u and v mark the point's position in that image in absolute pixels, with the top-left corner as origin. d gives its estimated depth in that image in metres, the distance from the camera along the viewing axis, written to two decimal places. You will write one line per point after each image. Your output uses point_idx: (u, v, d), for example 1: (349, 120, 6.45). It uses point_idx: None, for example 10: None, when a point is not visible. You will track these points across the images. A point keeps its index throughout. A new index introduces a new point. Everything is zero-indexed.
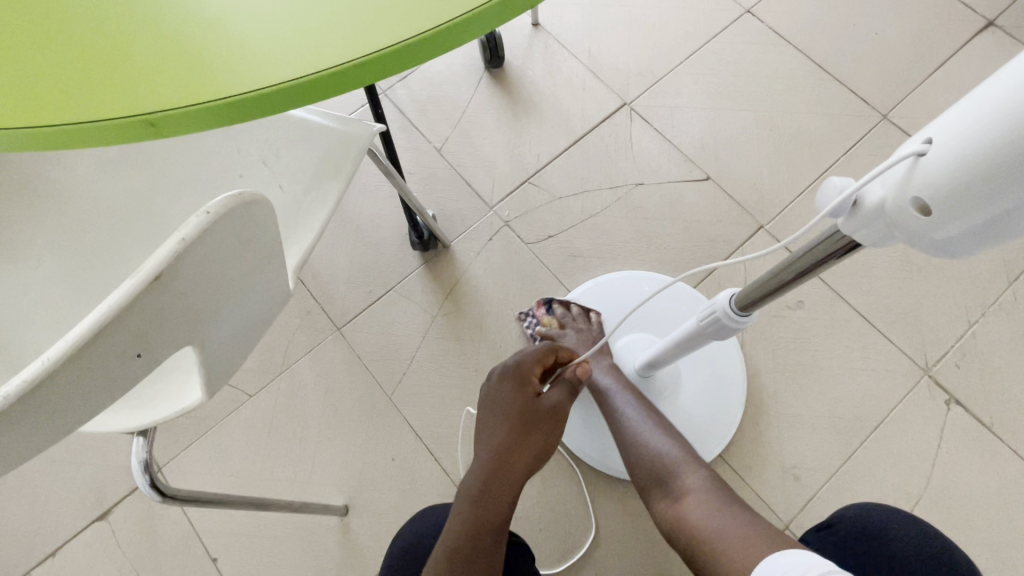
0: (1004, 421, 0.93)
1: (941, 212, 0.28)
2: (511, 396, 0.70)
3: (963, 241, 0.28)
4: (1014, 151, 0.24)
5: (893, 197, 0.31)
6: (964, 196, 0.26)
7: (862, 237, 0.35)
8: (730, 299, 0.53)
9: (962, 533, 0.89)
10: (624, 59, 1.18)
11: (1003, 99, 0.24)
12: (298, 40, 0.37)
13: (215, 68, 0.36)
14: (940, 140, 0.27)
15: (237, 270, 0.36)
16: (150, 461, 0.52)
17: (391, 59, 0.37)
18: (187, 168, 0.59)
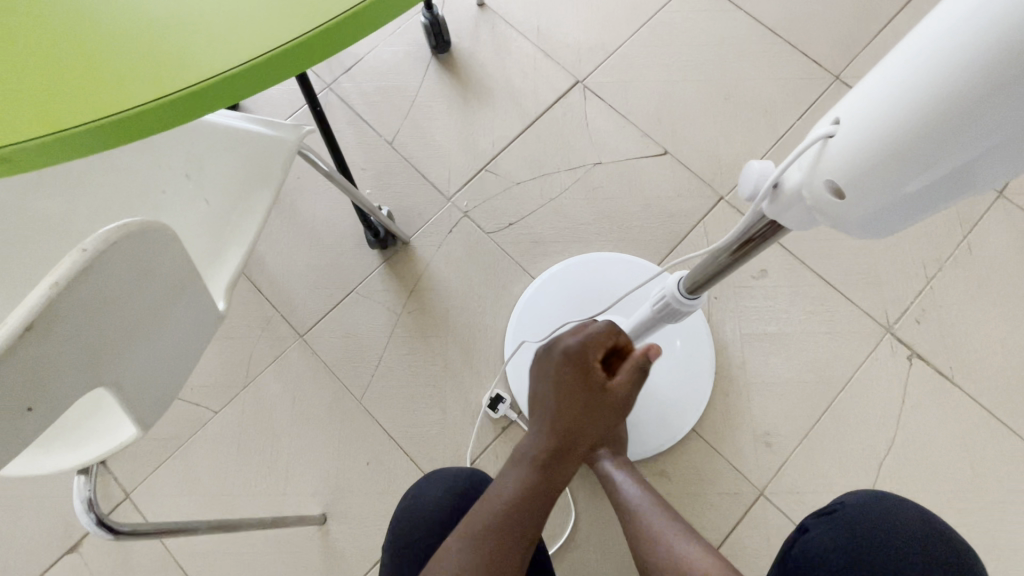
0: (963, 371, 0.96)
1: (852, 195, 0.30)
2: (576, 381, 0.64)
3: (871, 219, 0.31)
4: (922, 122, 0.25)
5: (808, 181, 0.33)
6: (869, 179, 0.28)
7: (784, 219, 0.37)
8: (678, 282, 0.53)
9: (929, 483, 0.91)
10: (574, 35, 1.15)
11: (900, 70, 0.26)
12: (156, 65, 0.38)
13: (75, 96, 0.37)
14: (844, 122, 0.29)
15: (142, 302, 0.34)
16: (94, 499, 0.50)
17: (255, 74, 0.38)
18: (104, 188, 0.55)
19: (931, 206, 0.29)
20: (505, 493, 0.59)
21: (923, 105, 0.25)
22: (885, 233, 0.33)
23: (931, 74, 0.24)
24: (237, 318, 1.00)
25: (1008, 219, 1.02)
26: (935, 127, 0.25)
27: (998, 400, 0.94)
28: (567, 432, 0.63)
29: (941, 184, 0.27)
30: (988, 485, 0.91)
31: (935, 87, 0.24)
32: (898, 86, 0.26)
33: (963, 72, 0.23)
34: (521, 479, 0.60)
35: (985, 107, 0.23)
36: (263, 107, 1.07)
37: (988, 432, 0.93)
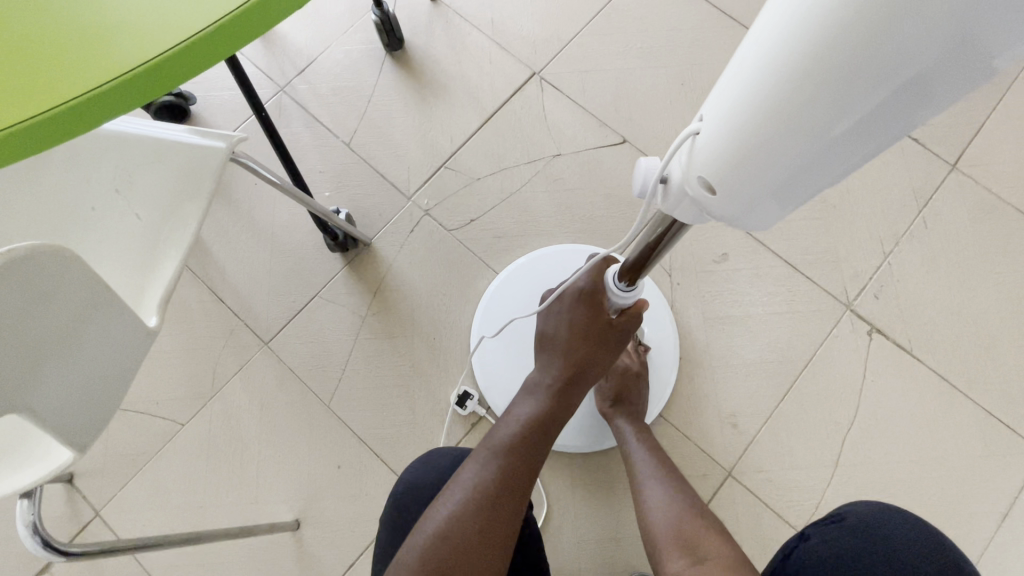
0: (922, 343, 0.97)
1: (720, 189, 0.34)
2: (586, 320, 0.70)
3: (737, 210, 0.35)
4: (762, 116, 0.29)
5: (686, 175, 0.36)
6: (729, 172, 0.32)
7: (676, 213, 0.41)
8: (614, 279, 0.63)
9: (891, 455, 0.93)
10: (529, 27, 1.15)
11: (742, 73, 0.30)
12: (95, 57, 0.39)
13: (19, 92, 0.38)
14: (706, 122, 0.33)
15: (43, 329, 0.33)
16: (39, 522, 0.50)
17: (196, 50, 0.39)
18: (32, 206, 0.54)
19: (787, 199, 0.33)
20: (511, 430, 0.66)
21: (760, 101, 0.29)
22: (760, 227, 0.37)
23: (759, 74, 0.28)
24: (200, 329, 0.99)
25: (961, 191, 1.04)
26: (771, 118, 0.29)
27: (955, 370, 0.96)
28: (578, 366, 0.70)
29: (786, 181, 0.31)
30: (948, 453, 0.93)
31: (765, 84, 0.28)
32: (739, 90, 0.30)
33: (784, 72, 0.27)
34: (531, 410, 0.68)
35: (805, 106, 0.27)
36: (215, 113, 1.05)
37: (947, 401, 0.95)
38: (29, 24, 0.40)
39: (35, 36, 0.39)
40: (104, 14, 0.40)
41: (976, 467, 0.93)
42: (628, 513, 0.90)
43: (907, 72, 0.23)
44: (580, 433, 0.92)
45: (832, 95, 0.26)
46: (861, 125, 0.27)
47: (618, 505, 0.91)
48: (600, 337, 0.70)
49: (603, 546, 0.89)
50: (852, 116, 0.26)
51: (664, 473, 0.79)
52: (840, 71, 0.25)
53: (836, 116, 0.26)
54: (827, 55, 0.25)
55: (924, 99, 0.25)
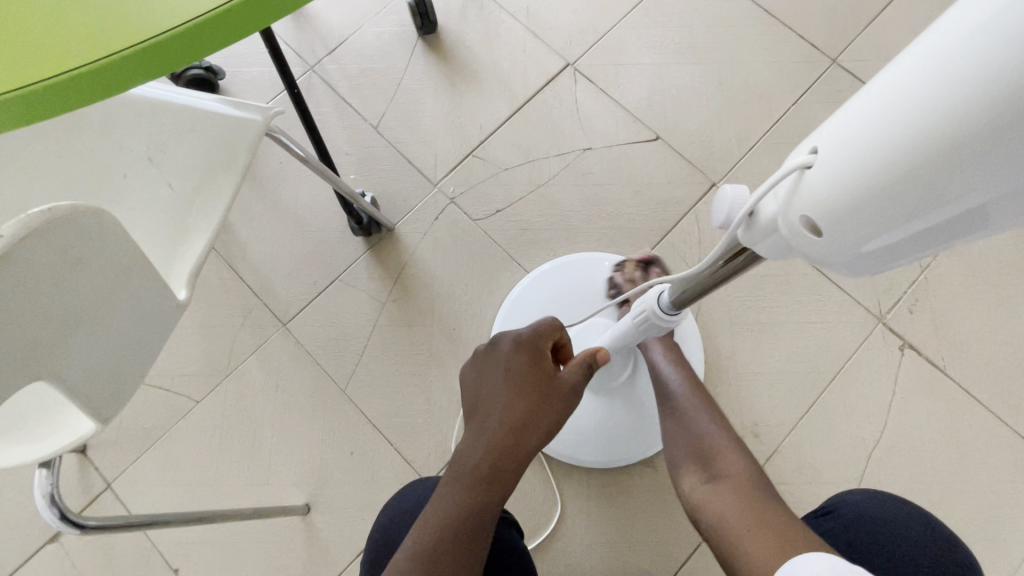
0: (956, 361, 0.94)
1: (829, 233, 0.27)
2: (525, 373, 0.59)
3: (850, 259, 0.28)
4: (898, 164, 0.23)
5: (783, 212, 0.30)
6: (851, 219, 0.26)
7: (758, 249, 0.34)
8: (658, 297, 0.51)
9: (917, 474, 0.91)
10: (565, 16, 1.12)
11: (882, 104, 0.24)
12: (129, 14, 0.37)
13: (49, 47, 0.36)
14: (826, 152, 0.27)
15: (79, 292, 0.32)
16: (56, 494, 0.49)
17: (236, 15, 0.38)
18: (63, 172, 0.53)
19: (916, 249, 0.27)
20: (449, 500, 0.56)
21: (900, 144, 0.23)
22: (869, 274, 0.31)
23: (909, 111, 0.22)
24: (219, 306, 0.98)
25: None
26: (908, 167, 0.23)
27: (988, 390, 0.93)
28: (519, 430, 0.57)
29: (930, 230, 0.25)
30: (978, 476, 0.90)
31: (911, 123, 0.22)
32: (886, 122, 0.23)
33: (943, 113, 0.21)
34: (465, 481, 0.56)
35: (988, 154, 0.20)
36: (244, 89, 1.04)
37: (979, 422, 0.92)
38: None
39: None
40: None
41: (1006, 491, 0.90)
42: (643, 518, 0.89)
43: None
44: (603, 450, 0.89)
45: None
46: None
47: (634, 509, 0.89)
48: (543, 388, 0.59)
49: (616, 549, 0.87)
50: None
51: (701, 399, 0.75)
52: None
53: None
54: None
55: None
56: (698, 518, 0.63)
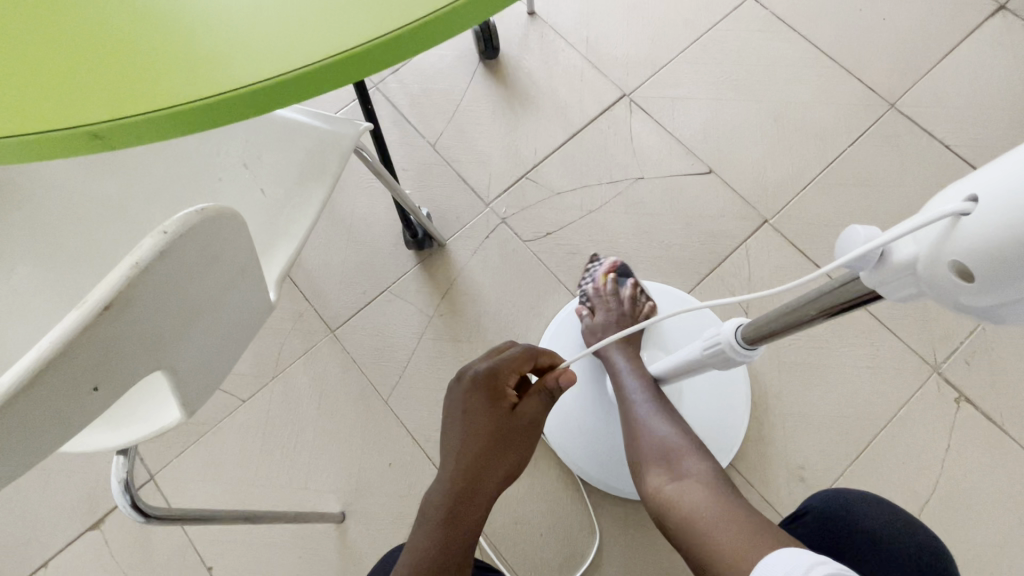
0: (1014, 417, 0.91)
1: (980, 285, 0.24)
2: (484, 413, 0.62)
3: (1011, 311, 0.24)
4: None
5: (927, 257, 0.27)
6: (1016, 271, 0.22)
7: (886, 291, 0.31)
8: (736, 330, 0.50)
9: (971, 534, 0.87)
10: (623, 48, 1.15)
11: None
12: (282, 38, 0.37)
13: (211, 64, 0.37)
14: (991, 198, 0.23)
15: (206, 290, 0.34)
16: (131, 481, 0.50)
17: (380, 50, 0.37)
18: (166, 173, 0.56)
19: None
20: (420, 543, 0.57)
21: None
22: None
23: None
24: None
25: None
26: None
27: None
28: (477, 469, 0.60)
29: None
30: None
31: None
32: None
33: None
34: (433, 528, 0.58)
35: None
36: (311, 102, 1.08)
37: None
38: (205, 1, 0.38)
39: (207, 15, 0.38)
40: (273, 5, 0.37)
41: None
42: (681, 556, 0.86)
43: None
44: None
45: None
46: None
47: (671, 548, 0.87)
48: (500, 431, 0.62)
49: None
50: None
51: (659, 404, 0.77)
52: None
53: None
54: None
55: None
56: (664, 516, 0.63)
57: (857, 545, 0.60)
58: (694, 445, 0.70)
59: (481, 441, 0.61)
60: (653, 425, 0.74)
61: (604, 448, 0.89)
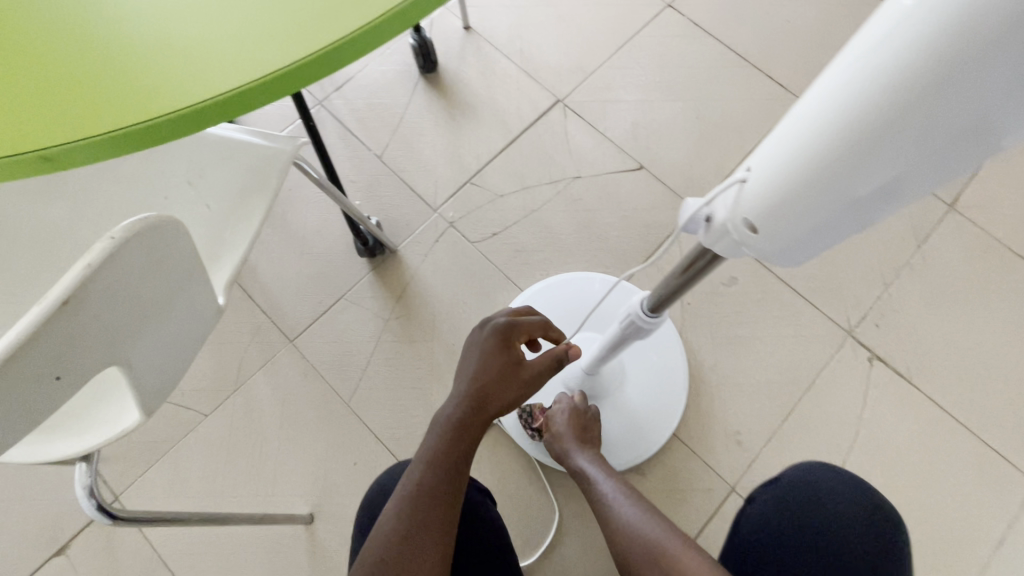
0: (919, 371, 1.02)
1: (766, 230, 0.33)
2: (495, 352, 0.65)
3: (791, 246, 0.34)
4: (807, 172, 0.29)
5: (731, 217, 0.35)
6: (786, 212, 0.31)
7: (717, 250, 0.40)
8: (641, 302, 0.57)
9: (889, 478, 0.96)
10: (555, 57, 1.22)
11: (790, 131, 0.30)
12: (209, 66, 0.41)
13: (146, 91, 0.41)
14: (755, 168, 0.33)
15: (155, 293, 0.38)
16: (95, 486, 0.53)
17: (297, 72, 0.42)
18: (113, 194, 0.59)
19: (836, 237, 0.33)
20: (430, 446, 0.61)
21: (805, 158, 0.29)
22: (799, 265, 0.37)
23: (809, 132, 0.28)
24: (228, 324, 1.03)
25: (958, 228, 1.10)
26: (815, 175, 0.29)
27: (952, 398, 1.00)
28: (484, 395, 0.63)
29: (840, 218, 0.30)
30: (947, 480, 0.96)
31: (812, 140, 0.28)
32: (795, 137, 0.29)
33: (830, 137, 0.27)
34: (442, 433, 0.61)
35: (881, 153, 0.26)
36: (257, 121, 1.11)
37: (944, 428, 0.99)
38: (143, 35, 0.43)
39: (145, 47, 0.42)
40: (201, 38, 0.42)
41: (973, 492, 0.95)
42: None
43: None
44: None
45: (912, 137, 0.24)
46: (937, 164, 0.25)
47: None
48: (506, 373, 0.64)
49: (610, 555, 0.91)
50: (926, 161, 0.25)
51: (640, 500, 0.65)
52: (927, 114, 0.23)
53: (909, 159, 0.25)
54: (907, 108, 0.23)
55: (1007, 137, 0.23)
56: None
57: (833, 501, 0.64)
58: (688, 542, 0.56)
59: (493, 374, 0.64)
60: (636, 523, 0.61)
61: None
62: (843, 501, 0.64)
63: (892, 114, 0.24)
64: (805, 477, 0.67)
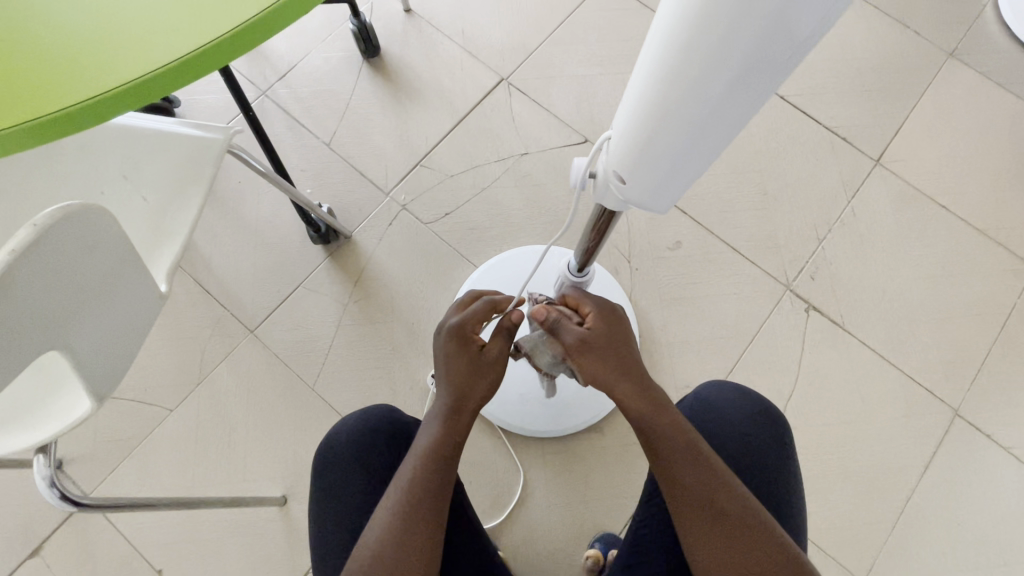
0: (852, 317, 1.09)
1: (629, 176, 0.43)
2: (456, 353, 0.63)
3: (648, 191, 0.44)
4: (643, 124, 0.38)
5: (605, 172, 0.46)
6: (636, 159, 0.41)
7: (604, 202, 0.50)
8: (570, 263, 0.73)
9: (827, 417, 1.04)
10: (497, 36, 1.24)
11: (628, 94, 0.39)
12: (122, 56, 0.45)
13: (61, 83, 0.44)
14: (614, 129, 0.42)
15: (87, 277, 0.40)
16: (56, 475, 0.55)
17: (205, 57, 0.45)
18: (47, 191, 0.60)
19: (685, 179, 0.42)
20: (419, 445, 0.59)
21: (638, 113, 0.38)
22: (669, 209, 0.46)
23: (638, 92, 0.38)
24: (187, 318, 1.04)
25: (884, 182, 1.17)
26: (646, 126, 0.38)
27: (882, 340, 1.08)
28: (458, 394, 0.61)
29: (678, 162, 0.40)
30: (879, 415, 1.04)
31: (639, 98, 0.38)
32: (631, 101, 0.38)
33: (650, 93, 0.36)
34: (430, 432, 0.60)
35: (684, 104, 0.35)
36: (199, 114, 1.10)
37: (875, 368, 1.06)
38: (56, 31, 0.46)
39: (58, 43, 0.45)
40: (112, 32, 0.45)
41: (902, 424, 1.03)
42: (596, 478, 0.98)
43: (768, 74, 0.31)
44: (549, 421, 0.99)
45: (700, 90, 0.34)
46: (726, 112, 0.35)
47: (585, 472, 0.98)
48: (472, 367, 0.63)
49: (574, 509, 0.96)
50: (716, 110, 0.34)
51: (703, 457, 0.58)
52: (699, 72, 0.32)
53: (705, 109, 0.34)
54: (687, 66, 0.33)
55: (765, 86, 0.33)
56: None
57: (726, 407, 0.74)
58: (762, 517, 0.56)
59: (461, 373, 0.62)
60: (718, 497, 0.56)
61: (516, 398, 0.99)
62: (733, 404, 0.74)
63: (683, 74, 0.33)
64: (697, 404, 0.76)
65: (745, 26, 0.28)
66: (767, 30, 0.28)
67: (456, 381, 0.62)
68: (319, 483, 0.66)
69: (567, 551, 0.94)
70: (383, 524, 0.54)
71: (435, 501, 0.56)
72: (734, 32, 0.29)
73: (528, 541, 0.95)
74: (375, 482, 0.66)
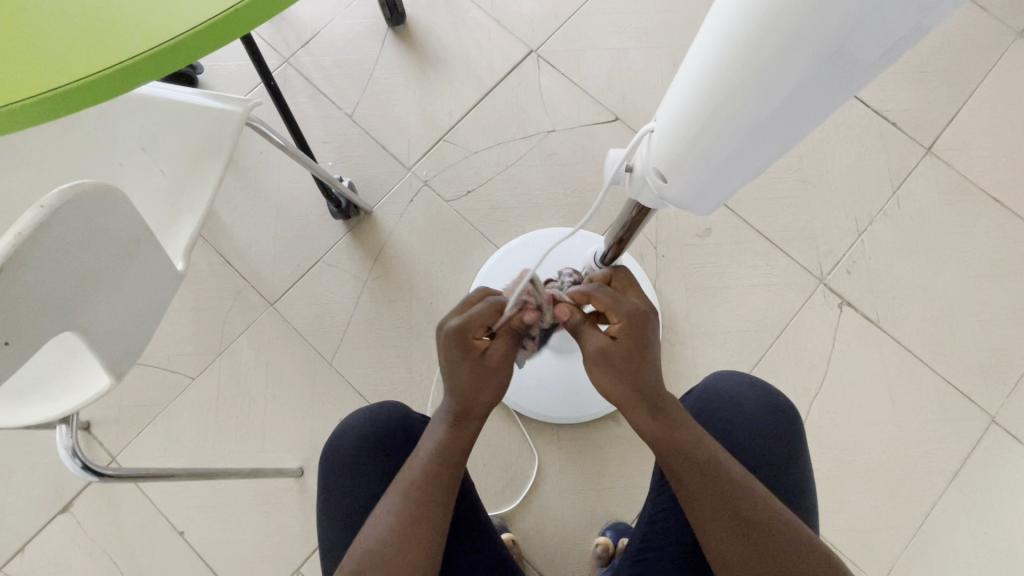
0: (888, 315, 1.04)
1: (672, 174, 0.40)
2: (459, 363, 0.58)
3: (692, 195, 0.41)
4: (693, 122, 0.35)
5: (644, 168, 0.43)
6: (683, 160, 0.38)
7: (641, 197, 0.47)
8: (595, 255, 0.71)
9: (853, 417, 1.00)
10: (528, 5, 1.18)
11: (679, 86, 0.36)
12: (141, 23, 0.43)
13: (81, 51, 0.42)
14: (659, 122, 0.39)
15: (103, 257, 0.39)
16: (77, 446, 0.56)
17: (227, 23, 0.43)
18: (68, 162, 0.59)
19: (732, 184, 0.39)
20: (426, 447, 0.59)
21: (689, 108, 0.35)
22: (712, 212, 0.43)
23: (692, 86, 0.34)
24: (209, 289, 1.04)
25: (934, 172, 1.09)
26: (697, 124, 0.35)
27: (917, 340, 1.03)
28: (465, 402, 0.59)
29: (726, 167, 0.37)
30: (909, 418, 1.00)
31: (693, 93, 0.34)
32: (682, 97, 0.36)
33: (706, 88, 0.33)
34: (438, 436, 0.59)
35: (743, 105, 0.32)
36: (222, 82, 1.08)
37: (908, 370, 1.02)
38: None
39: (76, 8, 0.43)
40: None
41: (932, 429, 0.99)
42: (610, 466, 0.97)
43: (846, 78, 0.28)
44: (565, 406, 0.97)
45: (763, 91, 0.30)
46: (790, 117, 0.32)
47: (599, 461, 0.97)
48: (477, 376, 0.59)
49: (587, 496, 0.96)
50: (778, 114, 0.31)
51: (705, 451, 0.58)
52: (765, 71, 0.29)
53: (769, 112, 0.31)
54: (755, 64, 0.30)
55: (839, 92, 0.30)
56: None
57: (739, 394, 0.72)
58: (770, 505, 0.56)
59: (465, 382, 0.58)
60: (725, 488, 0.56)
61: (532, 382, 0.98)
62: (743, 392, 0.72)
63: (746, 72, 0.30)
64: (709, 390, 0.73)
65: (830, 23, 0.25)
66: (857, 28, 0.25)
67: (461, 390, 0.59)
68: (333, 464, 0.67)
69: (576, 537, 0.95)
70: (387, 523, 0.55)
71: (437, 503, 0.56)
72: (811, 31, 0.26)
73: (539, 525, 0.95)
74: (386, 466, 0.66)
